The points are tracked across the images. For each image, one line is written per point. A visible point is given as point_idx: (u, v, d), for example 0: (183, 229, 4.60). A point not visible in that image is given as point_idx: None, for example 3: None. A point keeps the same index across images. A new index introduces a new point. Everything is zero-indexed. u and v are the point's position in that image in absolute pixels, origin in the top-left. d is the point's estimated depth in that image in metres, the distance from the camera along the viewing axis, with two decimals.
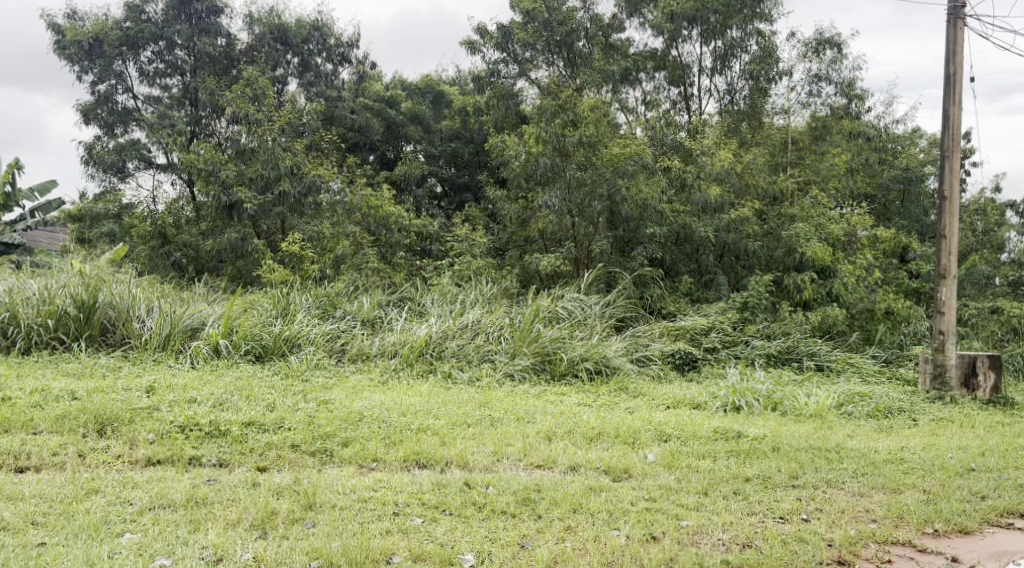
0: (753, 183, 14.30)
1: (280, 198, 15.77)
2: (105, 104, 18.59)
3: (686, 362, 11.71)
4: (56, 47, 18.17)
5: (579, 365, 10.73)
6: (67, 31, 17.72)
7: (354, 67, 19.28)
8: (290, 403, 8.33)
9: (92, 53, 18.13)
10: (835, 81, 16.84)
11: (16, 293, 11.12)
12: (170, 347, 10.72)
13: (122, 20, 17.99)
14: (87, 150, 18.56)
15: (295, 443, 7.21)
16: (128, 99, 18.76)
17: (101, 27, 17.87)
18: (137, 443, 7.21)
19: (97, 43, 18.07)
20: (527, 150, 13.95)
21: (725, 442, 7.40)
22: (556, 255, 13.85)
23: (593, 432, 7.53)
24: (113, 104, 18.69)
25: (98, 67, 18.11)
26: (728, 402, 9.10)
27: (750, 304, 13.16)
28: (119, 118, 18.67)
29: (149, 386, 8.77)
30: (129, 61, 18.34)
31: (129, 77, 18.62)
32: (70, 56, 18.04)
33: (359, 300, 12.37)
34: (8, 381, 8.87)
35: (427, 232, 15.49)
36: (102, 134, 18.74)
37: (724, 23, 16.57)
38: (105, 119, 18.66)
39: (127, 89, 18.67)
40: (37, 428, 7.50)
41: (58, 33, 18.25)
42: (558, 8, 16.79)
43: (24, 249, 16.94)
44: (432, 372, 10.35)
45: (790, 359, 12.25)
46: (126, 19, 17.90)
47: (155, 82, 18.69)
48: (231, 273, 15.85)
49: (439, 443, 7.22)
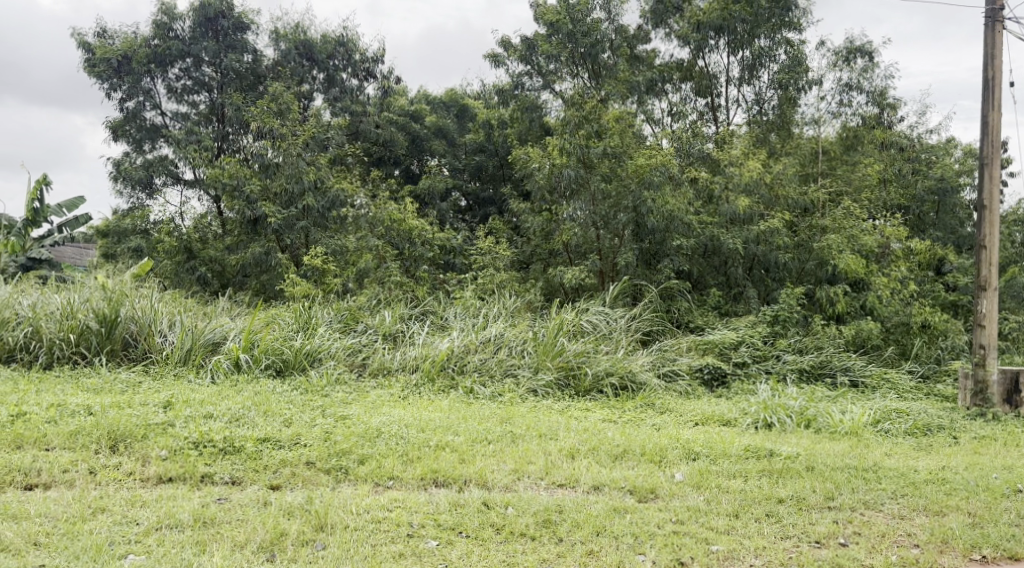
0: (784, 195, 13.96)
1: (303, 212, 15.66)
2: (133, 121, 18.48)
3: (715, 377, 11.38)
4: (85, 65, 18.20)
5: (604, 381, 10.44)
6: (96, 49, 17.74)
7: (379, 82, 19.10)
8: (307, 418, 8.11)
9: (120, 71, 18.09)
10: (866, 89, 16.61)
11: (39, 308, 11.04)
12: (192, 362, 10.56)
13: (150, 38, 18.03)
14: (115, 167, 18.54)
15: (310, 459, 6.99)
16: (156, 116, 18.66)
17: (130, 45, 17.89)
18: (150, 460, 7.02)
19: (126, 61, 18.04)
20: (550, 162, 13.61)
21: (756, 461, 7.09)
22: (581, 268, 13.60)
23: (619, 450, 7.24)
24: (141, 121, 18.56)
25: (126, 84, 18.00)
26: (759, 419, 8.78)
27: (781, 318, 12.82)
28: (148, 135, 18.56)
29: (167, 401, 8.60)
30: (158, 77, 18.32)
31: (157, 94, 18.53)
32: (99, 73, 17.99)
33: (381, 314, 12.15)
34: (26, 396, 8.74)
35: (450, 246, 15.29)
36: (130, 151, 18.68)
37: (751, 32, 16.29)
38: (133, 136, 18.58)
39: (155, 106, 18.58)
40: (50, 444, 7.33)
41: (87, 51, 18.28)
42: (582, 19, 16.63)
43: (51, 265, 16.92)
44: (453, 388, 10.09)
45: (823, 375, 11.91)
46: (154, 37, 17.99)
47: (183, 99, 18.60)
48: (256, 287, 15.67)
49: (458, 461, 6.98)
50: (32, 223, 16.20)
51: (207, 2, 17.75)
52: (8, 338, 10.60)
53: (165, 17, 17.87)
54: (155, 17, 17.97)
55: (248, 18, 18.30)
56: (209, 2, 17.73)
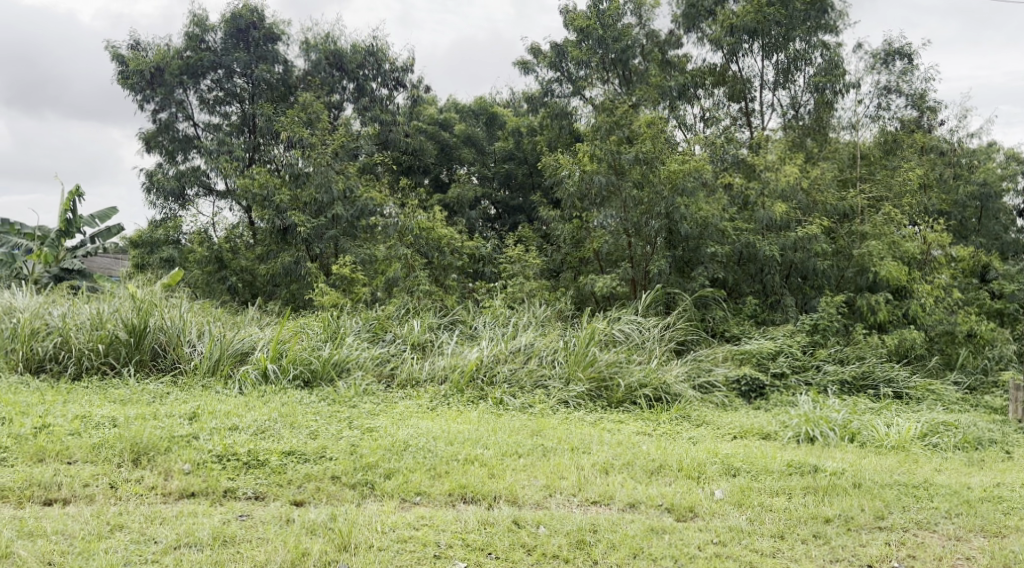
0: (822, 201, 13.62)
1: (333, 221, 15.56)
2: (166, 132, 18.62)
3: (752, 389, 11.04)
4: (118, 77, 18.30)
5: (637, 392, 10.16)
6: (130, 62, 17.88)
7: (409, 91, 18.85)
8: (334, 431, 7.89)
9: (154, 83, 18.24)
10: (906, 91, 16.23)
11: (68, 318, 10.93)
12: (220, 372, 10.39)
13: (183, 50, 18.11)
14: (148, 177, 18.57)
15: (335, 474, 6.76)
16: (190, 127, 18.72)
17: (163, 57, 18.02)
18: (172, 473, 6.84)
19: (159, 72, 18.20)
20: (580, 168, 13.37)
21: (800, 477, 6.77)
22: (612, 276, 13.34)
23: (654, 465, 6.95)
24: (174, 132, 18.68)
25: (159, 96, 18.18)
26: (800, 433, 8.45)
27: (821, 327, 12.46)
28: (181, 146, 18.66)
29: (193, 413, 8.43)
30: (190, 89, 18.35)
31: (190, 105, 18.57)
32: (133, 85, 18.24)
33: (410, 323, 11.93)
34: (52, 407, 8.60)
35: (480, 254, 15.09)
36: (164, 162, 18.79)
37: (786, 35, 15.99)
38: (167, 146, 18.70)
39: (187, 117, 18.64)
40: (72, 457, 7.17)
41: (122, 63, 18.39)
42: (613, 24, 16.46)
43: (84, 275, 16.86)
44: (482, 399, 9.85)
45: (865, 387, 11.53)
46: (187, 49, 18.03)
47: (215, 110, 18.51)
48: (286, 297, 15.49)
49: (488, 476, 6.72)
50: (64, 234, 16.18)
51: (238, 13, 17.81)
52: (36, 348, 10.49)
53: (196, 29, 17.93)
54: (187, 29, 18.05)
55: (279, 29, 18.23)
56: (240, 13, 17.77)
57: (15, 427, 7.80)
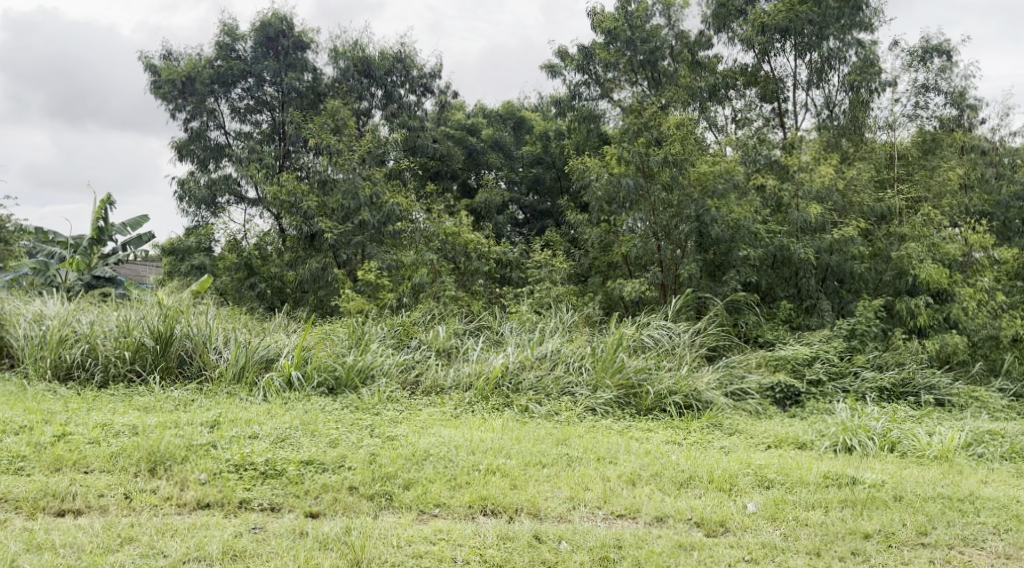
0: (859, 202, 13.31)
1: (359, 228, 15.35)
2: (198, 141, 18.49)
3: (787, 396, 10.70)
4: (151, 87, 18.35)
5: (667, 399, 9.85)
6: (162, 70, 17.95)
7: (437, 97, 18.72)
8: (354, 439, 7.61)
9: (185, 91, 18.20)
10: (945, 89, 15.90)
11: (96, 325, 10.74)
12: (246, 380, 10.14)
13: (213, 60, 18.11)
14: (179, 186, 18.54)
15: (353, 484, 6.50)
16: (221, 136, 18.63)
17: (194, 66, 18.01)
18: (188, 484, 6.56)
19: (190, 82, 18.17)
20: (608, 171, 13.19)
21: (838, 490, 6.45)
22: (641, 281, 13.04)
23: (684, 476, 6.65)
24: (206, 141, 18.55)
25: (190, 104, 18.09)
26: (837, 442, 8.12)
27: (858, 332, 12.08)
28: (211, 154, 18.49)
29: (214, 420, 8.16)
30: (221, 98, 18.26)
31: (221, 114, 18.47)
32: (164, 94, 18.20)
33: (435, 329, 11.71)
34: (75, 415, 8.27)
35: (507, 259, 14.91)
36: (195, 170, 18.66)
37: (820, 34, 15.61)
38: (199, 155, 18.58)
39: (219, 126, 18.52)
40: (89, 466, 6.89)
41: (154, 73, 18.43)
42: (641, 26, 16.20)
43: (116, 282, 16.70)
44: (507, 406, 9.61)
45: (905, 394, 11.13)
46: (217, 58, 18.06)
47: (246, 119, 18.44)
48: (314, 303, 15.30)
49: (509, 487, 6.46)
50: (96, 242, 16.09)
51: (268, 21, 17.76)
52: (63, 355, 10.30)
53: (227, 38, 17.93)
54: (218, 38, 18.07)
55: (308, 37, 18.16)
56: (269, 22, 17.72)
57: (35, 435, 7.49)
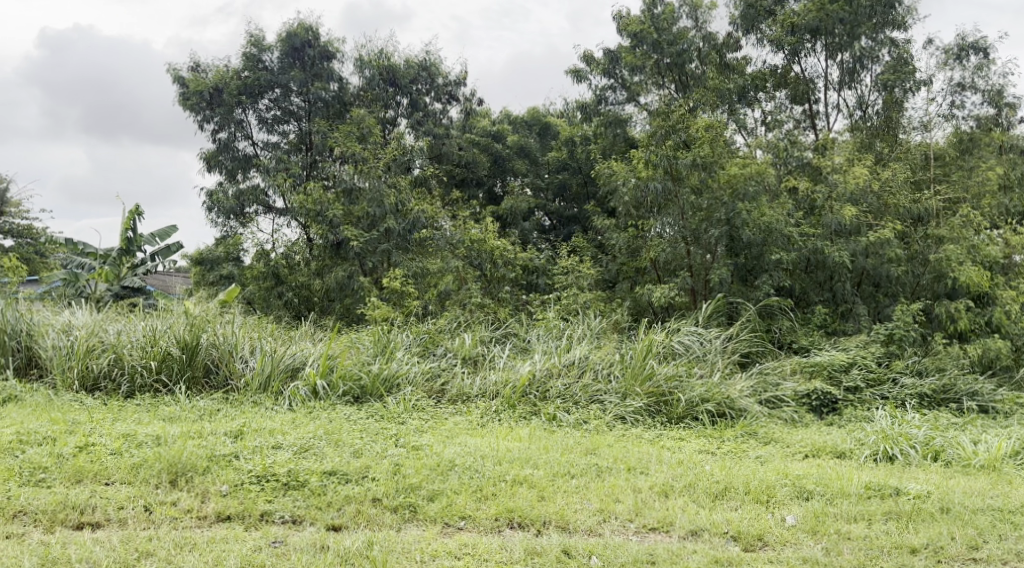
0: (895, 204, 12.98)
1: (385, 235, 15.18)
2: (227, 152, 18.48)
3: (824, 404, 10.40)
4: (179, 98, 18.21)
5: (699, 407, 9.60)
6: (190, 82, 17.74)
7: (462, 104, 18.62)
8: (379, 449, 7.17)
9: (212, 102, 18.00)
10: (981, 88, 15.62)
11: (122, 334, 10.52)
12: (271, 389, 9.93)
13: (241, 71, 18.08)
14: (208, 197, 18.52)
15: (376, 495, 6.21)
16: (249, 146, 18.60)
17: (222, 77, 17.93)
18: (209, 496, 6.18)
19: (218, 93, 17.97)
20: (635, 175, 12.93)
21: (881, 501, 6.17)
22: (670, 286, 12.77)
23: (719, 488, 6.39)
24: (234, 151, 18.54)
25: (218, 116, 17.97)
26: (877, 451, 7.87)
27: (896, 337, 11.78)
28: (240, 165, 18.51)
29: (238, 430, 7.67)
30: (249, 108, 18.24)
31: (249, 125, 18.45)
32: (193, 105, 17.97)
33: (460, 336, 11.50)
34: (103, 425, 7.84)
35: (534, 265, 14.48)
36: (223, 181, 18.66)
37: (851, 33, 15.32)
38: (227, 166, 18.55)
39: (247, 136, 18.49)
40: (109, 477, 6.41)
41: (182, 85, 18.36)
42: (668, 28, 15.93)
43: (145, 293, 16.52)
44: (534, 415, 9.39)
45: (947, 401, 10.80)
46: (244, 69, 18.03)
47: (274, 129, 18.38)
48: (341, 312, 15.04)
49: (537, 499, 6.23)
50: (125, 252, 15.94)
51: (293, 32, 17.73)
52: (91, 366, 10.04)
53: (253, 49, 17.97)
54: (245, 49, 18.07)
55: (334, 46, 18.12)
56: (295, 32, 17.67)
57: (58, 446, 6.97)
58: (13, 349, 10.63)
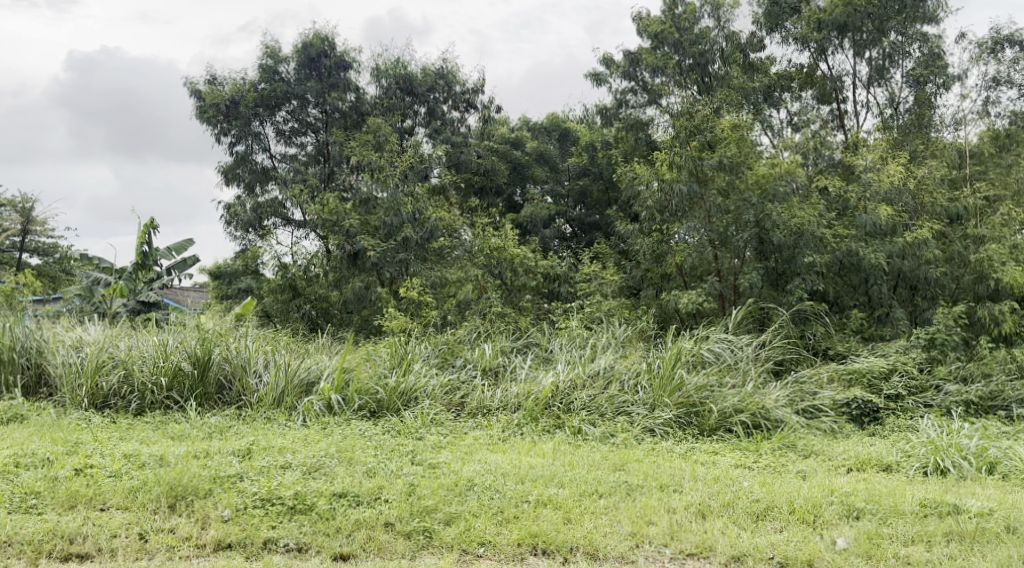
0: (931, 202, 12.67)
1: (403, 244, 14.66)
2: (244, 165, 18.18)
3: (865, 413, 9.88)
4: (196, 112, 17.91)
5: (732, 418, 9.11)
6: (206, 95, 17.44)
7: (480, 112, 18.15)
8: (393, 467, 6.64)
9: (230, 115, 17.72)
10: (1018, 82, 15.22)
11: (133, 350, 9.95)
12: (284, 405, 9.37)
13: (257, 83, 17.72)
14: (226, 210, 18.23)
15: (388, 520, 5.75)
16: (266, 159, 18.29)
17: (238, 90, 17.55)
18: (209, 522, 5.73)
19: (234, 105, 17.68)
20: (659, 178, 12.49)
21: (940, 520, 5.67)
22: (698, 292, 12.25)
23: (760, 507, 5.89)
24: (252, 164, 18.25)
25: (235, 128, 17.66)
26: (927, 464, 7.39)
27: (939, 341, 11.24)
28: (258, 178, 18.19)
29: (247, 448, 7.02)
30: (266, 121, 17.94)
31: (266, 137, 18.13)
32: (209, 118, 17.70)
33: (480, 347, 11.01)
34: (106, 445, 7.24)
35: (555, 273, 13.87)
36: (241, 194, 18.37)
37: (881, 28, 14.83)
38: (245, 179, 18.26)
39: (264, 149, 18.22)
40: (105, 502, 5.95)
41: (199, 98, 18.07)
42: (690, 27, 15.45)
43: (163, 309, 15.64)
44: (558, 428, 8.90)
45: (994, 408, 10.29)
46: (261, 81, 17.67)
47: (291, 141, 18.18)
48: (358, 324, 14.54)
49: (563, 522, 5.75)
50: (140, 267, 15.23)
51: (310, 42, 17.39)
52: (100, 383, 9.47)
53: (270, 60, 17.59)
54: (261, 61, 17.73)
55: (350, 56, 17.70)
56: (311, 42, 17.34)
57: (54, 469, 6.44)
58: (22, 367, 10.05)
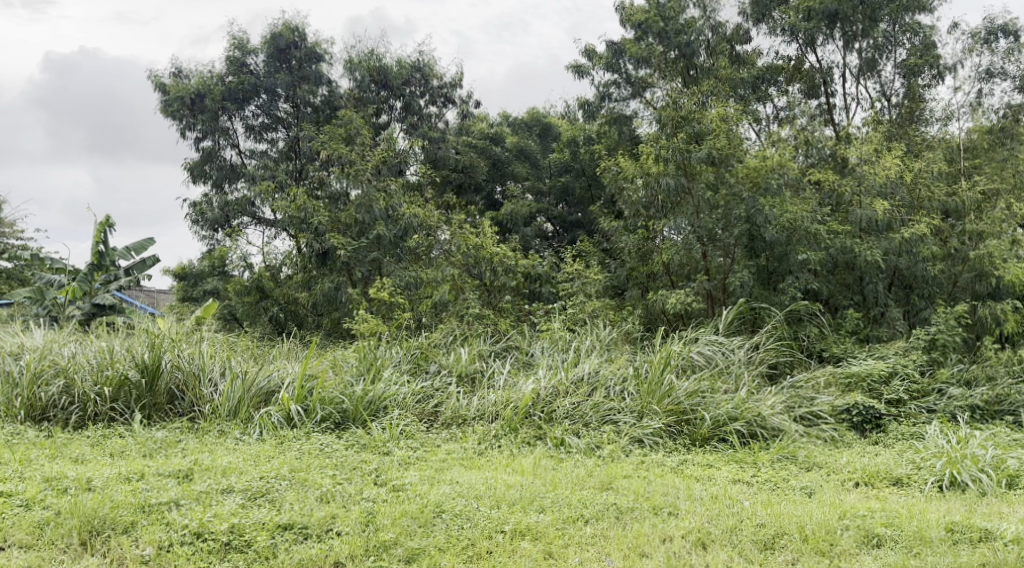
0: (928, 197, 12.13)
1: (375, 242, 13.78)
2: (211, 161, 17.38)
3: (867, 420, 9.27)
4: (160, 105, 17.12)
5: (727, 427, 8.46)
6: (169, 87, 16.65)
7: (459, 107, 17.37)
8: (352, 490, 5.93)
9: (195, 109, 16.93)
10: (1012, 73, 14.72)
11: (77, 356, 9.15)
12: (240, 416, 8.61)
13: (224, 75, 16.88)
14: (193, 208, 17.43)
15: (339, 560, 5.05)
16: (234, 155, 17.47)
17: (204, 82, 16.74)
18: (126, 563, 5.03)
19: (200, 98, 16.90)
20: (645, 172, 11.84)
21: (972, 549, 5.09)
22: (686, 291, 11.58)
23: (768, 535, 5.27)
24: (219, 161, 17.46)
25: (202, 123, 16.87)
26: (943, 478, 6.76)
27: (940, 343, 10.64)
28: (226, 175, 17.38)
29: (188, 469, 6.27)
30: (235, 115, 17.11)
31: (234, 133, 17.33)
32: (174, 112, 16.92)
33: (456, 351, 10.29)
34: (29, 466, 6.45)
35: (535, 272, 13.25)
36: (209, 191, 17.58)
37: (873, 17, 14.26)
38: (212, 176, 17.46)
39: (232, 145, 17.42)
40: (6, 539, 5.20)
41: (163, 92, 17.25)
42: (675, 17, 14.75)
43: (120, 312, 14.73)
44: (540, 440, 8.23)
45: (1001, 413, 9.70)
46: (228, 73, 16.77)
47: (261, 137, 17.33)
48: (328, 327, 13.81)
49: (544, 558, 5.09)
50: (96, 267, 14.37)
51: (279, 32, 16.63)
52: (39, 394, 8.67)
53: (237, 52, 16.77)
54: (228, 53, 16.91)
55: (321, 48, 17.03)
56: (280, 32, 16.61)
57: None
58: None
